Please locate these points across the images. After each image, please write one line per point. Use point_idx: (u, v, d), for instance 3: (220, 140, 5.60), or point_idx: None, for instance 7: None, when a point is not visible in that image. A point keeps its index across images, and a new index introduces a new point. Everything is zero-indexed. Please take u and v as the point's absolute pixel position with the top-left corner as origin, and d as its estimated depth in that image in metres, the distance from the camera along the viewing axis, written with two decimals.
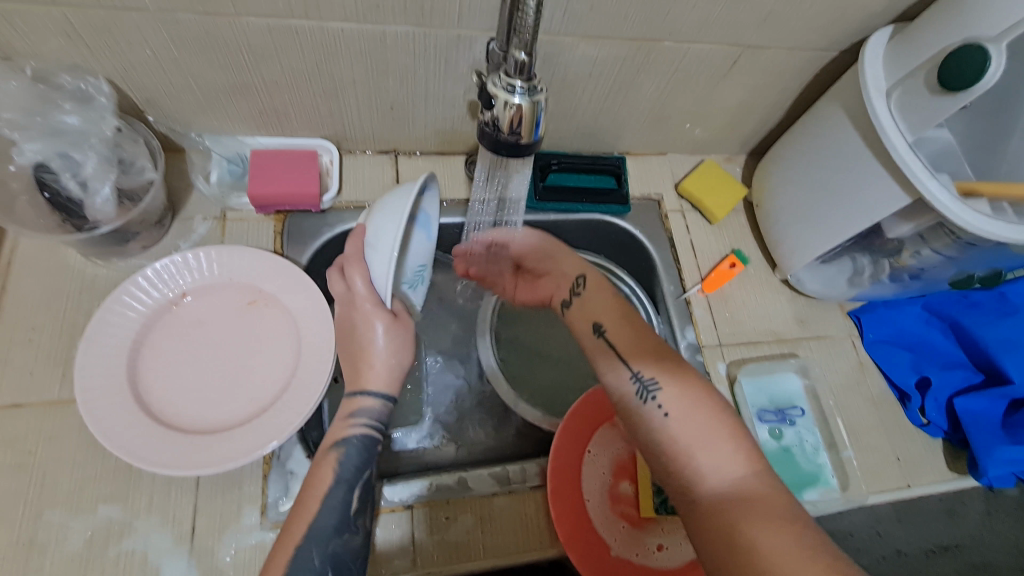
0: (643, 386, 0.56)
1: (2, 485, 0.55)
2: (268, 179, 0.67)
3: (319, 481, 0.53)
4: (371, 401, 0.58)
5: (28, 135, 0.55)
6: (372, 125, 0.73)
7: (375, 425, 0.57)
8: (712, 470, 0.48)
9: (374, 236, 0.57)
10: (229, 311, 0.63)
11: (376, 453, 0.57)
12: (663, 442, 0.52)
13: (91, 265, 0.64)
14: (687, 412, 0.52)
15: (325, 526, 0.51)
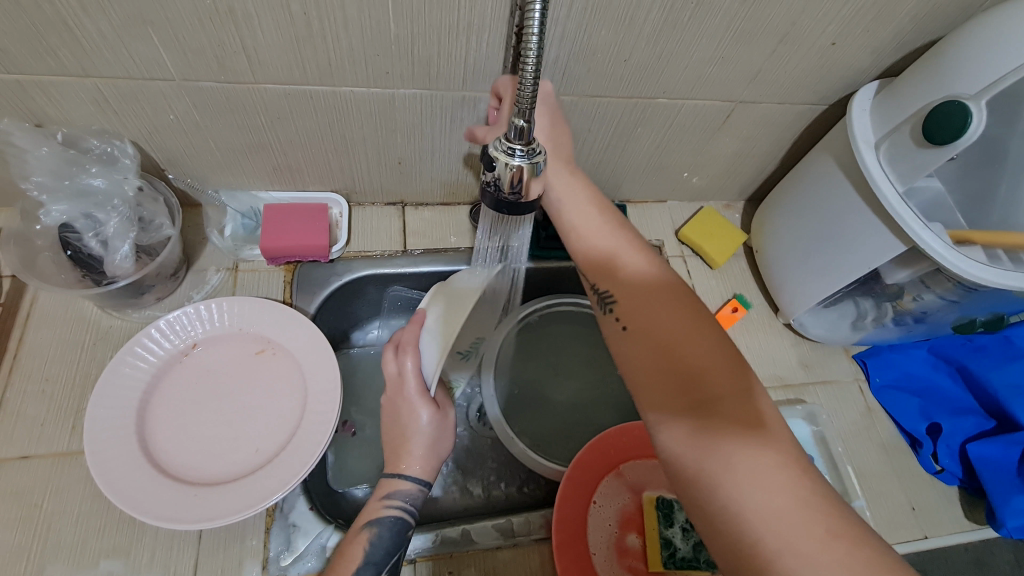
0: (606, 302, 0.56)
1: (6, 538, 0.55)
2: (280, 232, 0.70)
3: (348, 560, 0.53)
4: (407, 484, 0.58)
5: (55, 197, 0.58)
6: (381, 179, 0.76)
7: (411, 512, 0.57)
8: (672, 380, 0.47)
9: (434, 321, 0.63)
10: (238, 360, 0.65)
11: (406, 538, 0.56)
12: (626, 353, 0.53)
13: (107, 316, 0.66)
14: (646, 326, 0.51)
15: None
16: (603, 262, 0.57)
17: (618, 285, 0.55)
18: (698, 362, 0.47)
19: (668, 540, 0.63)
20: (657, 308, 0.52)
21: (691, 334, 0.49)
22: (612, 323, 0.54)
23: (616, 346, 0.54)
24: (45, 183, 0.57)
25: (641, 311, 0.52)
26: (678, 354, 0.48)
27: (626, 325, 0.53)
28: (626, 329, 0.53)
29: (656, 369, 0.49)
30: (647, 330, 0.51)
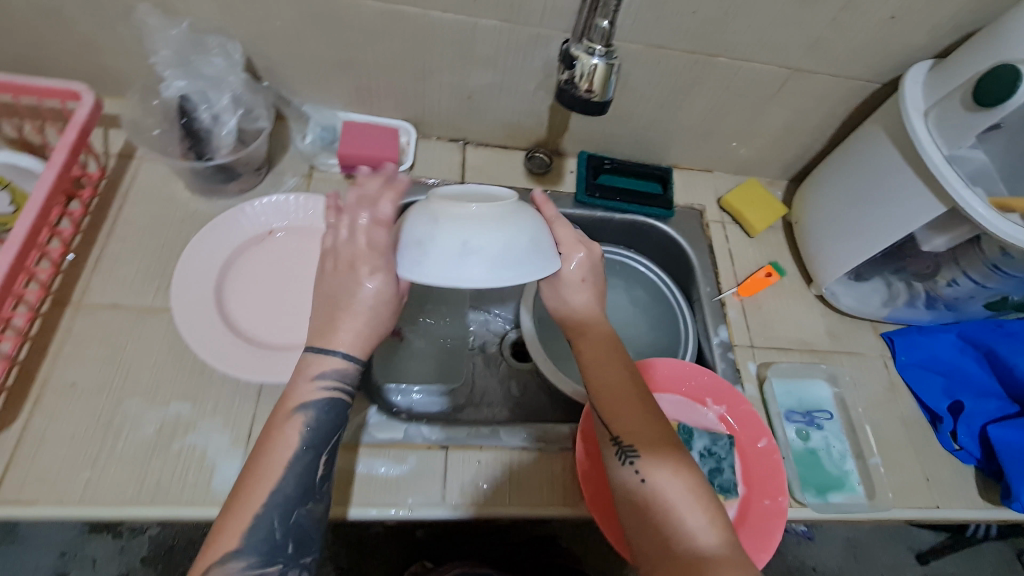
0: (622, 450, 0.53)
1: (94, 370, 0.61)
2: (355, 143, 0.76)
3: (281, 446, 0.50)
4: (336, 361, 0.53)
5: (175, 74, 0.67)
6: (450, 112, 0.82)
7: (345, 392, 0.53)
8: (680, 542, 0.47)
9: (433, 240, 0.53)
10: (307, 252, 0.71)
11: (343, 416, 0.54)
12: (640, 503, 0.50)
13: (194, 200, 0.73)
14: (665, 481, 0.50)
15: (289, 495, 0.49)
16: (622, 406, 0.55)
17: (637, 434, 0.53)
18: (705, 527, 0.48)
19: None
20: (675, 465, 0.51)
21: (702, 502, 0.49)
22: (626, 469, 0.52)
23: (623, 494, 0.52)
24: (170, 58, 0.66)
25: (660, 463, 0.51)
26: (691, 522, 0.48)
27: (643, 477, 0.51)
28: (642, 481, 0.51)
29: (665, 528, 0.48)
30: (664, 486, 0.50)
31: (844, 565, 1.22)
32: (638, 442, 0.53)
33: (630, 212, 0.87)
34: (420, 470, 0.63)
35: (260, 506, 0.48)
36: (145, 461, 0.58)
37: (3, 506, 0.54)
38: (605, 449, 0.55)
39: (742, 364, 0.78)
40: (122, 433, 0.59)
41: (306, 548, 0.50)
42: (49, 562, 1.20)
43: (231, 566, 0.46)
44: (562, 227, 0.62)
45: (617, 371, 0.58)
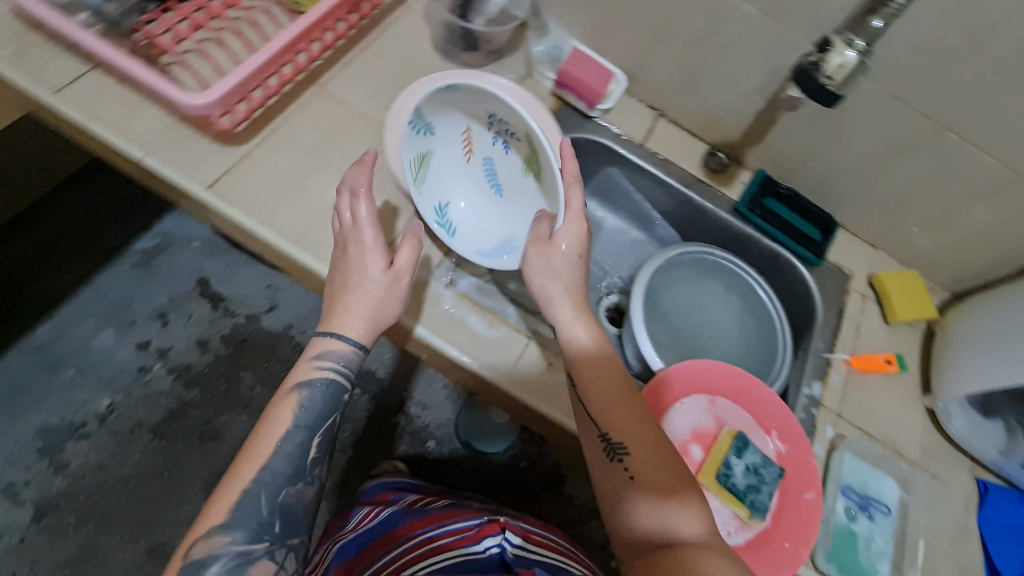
0: (609, 446, 0.56)
1: (310, 138, 0.74)
2: (577, 66, 0.83)
3: (280, 423, 0.59)
4: (341, 345, 0.63)
5: None
6: (664, 79, 0.86)
7: (337, 372, 0.63)
8: (663, 532, 0.50)
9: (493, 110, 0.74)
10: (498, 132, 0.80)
11: (338, 396, 0.63)
12: (625, 500, 0.53)
13: (431, 54, 0.84)
14: (652, 476, 0.53)
15: (278, 472, 0.57)
16: (612, 408, 0.58)
17: (628, 431, 0.56)
18: (691, 525, 0.50)
19: (728, 465, 0.69)
20: (662, 468, 0.54)
21: (688, 501, 0.52)
22: (615, 467, 0.55)
23: (612, 487, 0.54)
24: None
25: (648, 462, 0.54)
26: (677, 515, 0.51)
27: (632, 473, 0.54)
28: (629, 476, 0.54)
29: (647, 525, 0.51)
30: (653, 483, 0.53)
31: None
32: (626, 438, 0.56)
33: (779, 242, 0.88)
34: (501, 340, 0.70)
35: (248, 483, 0.56)
36: (313, 222, 0.69)
37: (213, 194, 0.67)
38: (592, 449, 0.57)
39: (820, 424, 0.76)
40: (310, 192, 0.71)
41: (292, 530, 0.57)
42: (160, 300, 1.49)
43: (217, 539, 0.53)
44: (577, 192, 0.66)
45: (607, 369, 0.61)
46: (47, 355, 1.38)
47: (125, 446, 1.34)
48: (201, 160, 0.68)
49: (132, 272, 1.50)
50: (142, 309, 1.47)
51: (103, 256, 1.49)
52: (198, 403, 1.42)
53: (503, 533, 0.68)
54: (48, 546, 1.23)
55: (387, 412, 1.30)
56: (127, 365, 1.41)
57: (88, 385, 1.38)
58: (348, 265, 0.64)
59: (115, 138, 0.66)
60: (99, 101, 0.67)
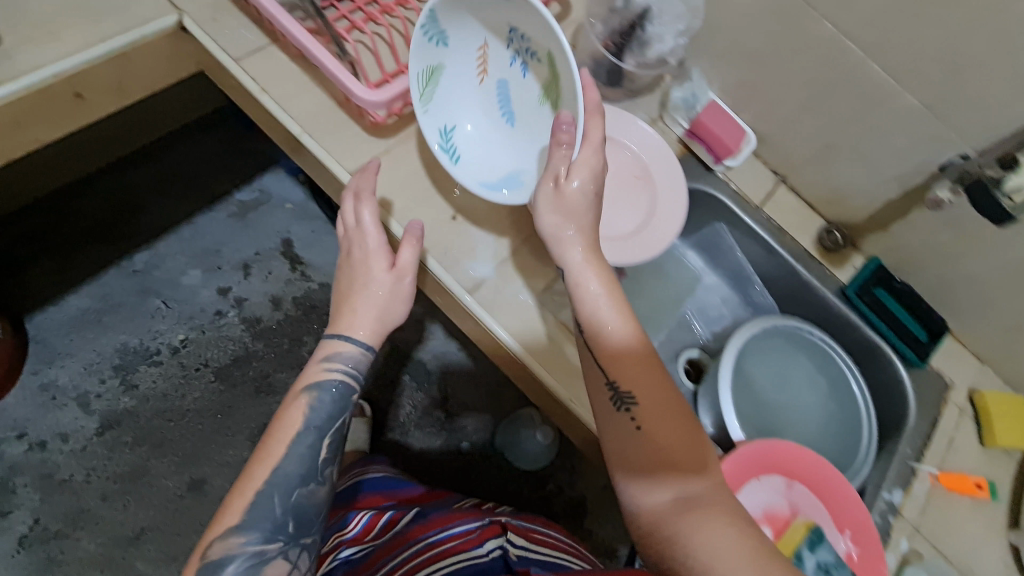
0: (616, 395, 0.57)
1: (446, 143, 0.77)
2: (713, 119, 0.83)
3: (291, 422, 0.62)
4: (349, 347, 0.66)
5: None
6: (797, 149, 0.85)
7: (347, 373, 0.65)
8: (674, 487, 0.52)
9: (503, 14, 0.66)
10: (622, 169, 0.78)
11: (349, 396, 0.65)
12: (632, 447, 0.55)
13: None
14: (656, 427, 0.55)
15: (290, 474, 0.59)
16: (617, 353, 0.58)
17: (634, 380, 0.57)
18: (694, 476, 0.52)
19: (799, 557, 0.67)
20: (668, 419, 0.55)
21: (692, 451, 0.54)
22: (621, 414, 0.56)
23: (620, 437, 0.56)
24: None
25: (655, 412, 0.55)
26: (688, 475, 0.53)
27: (638, 423, 0.55)
28: (635, 425, 0.55)
29: (658, 482, 0.53)
30: (657, 433, 0.55)
31: None
32: (633, 386, 0.56)
33: (881, 335, 0.85)
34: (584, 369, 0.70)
35: (262, 485, 0.58)
36: (438, 227, 0.73)
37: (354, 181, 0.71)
38: (599, 396, 0.58)
39: (896, 536, 0.73)
40: (440, 196, 0.74)
41: (305, 530, 0.59)
42: (248, 252, 1.57)
43: (235, 540, 0.56)
44: (595, 122, 0.60)
45: (622, 314, 0.59)
46: (139, 282, 1.47)
47: (189, 381, 1.42)
48: (349, 146, 0.72)
49: (228, 220, 1.59)
50: (230, 258, 1.55)
51: (205, 201, 1.58)
52: (261, 355, 1.49)
53: (504, 537, 0.74)
54: (106, 458, 1.32)
55: (431, 402, 1.38)
56: (206, 307, 1.50)
57: (169, 317, 1.46)
58: (362, 265, 0.67)
59: (278, 110, 0.71)
60: (271, 75, 0.72)
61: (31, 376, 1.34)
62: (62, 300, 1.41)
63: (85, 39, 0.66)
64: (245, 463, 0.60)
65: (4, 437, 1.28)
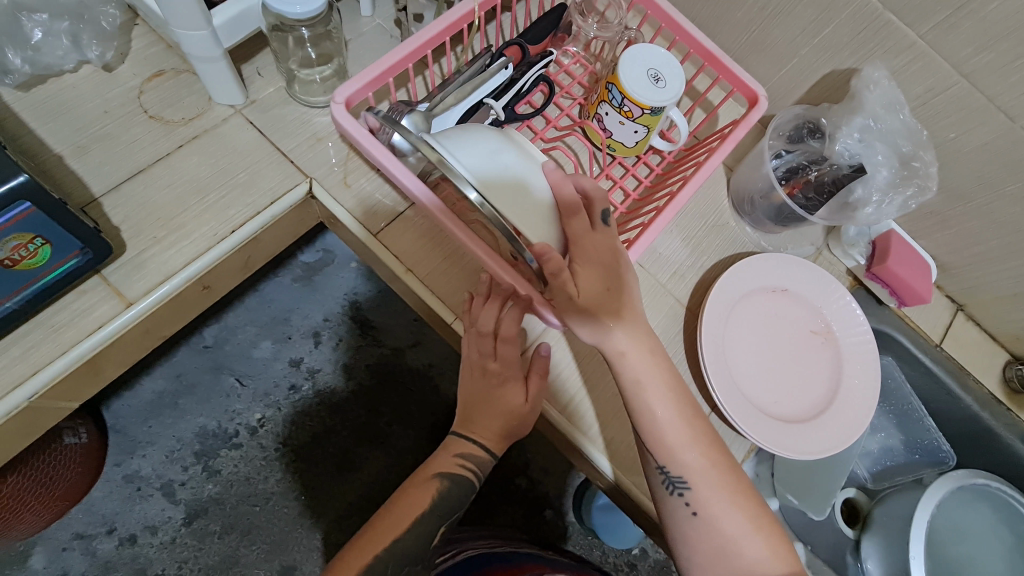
0: (670, 480, 0.55)
1: None
2: (900, 260, 0.72)
3: (417, 502, 0.60)
4: (484, 455, 0.63)
5: (863, 134, 0.64)
6: (990, 286, 0.73)
7: (475, 474, 0.63)
8: (744, 574, 0.52)
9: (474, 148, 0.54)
10: (799, 324, 0.69)
11: (468, 496, 0.63)
12: (689, 534, 0.54)
13: (731, 214, 0.74)
14: (714, 510, 0.54)
15: (407, 552, 0.58)
16: (668, 437, 0.55)
17: (687, 465, 0.55)
18: (760, 557, 0.53)
19: None
20: (729, 505, 0.54)
21: (759, 533, 0.54)
22: (679, 502, 0.55)
23: (674, 521, 0.55)
24: (870, 127, 0.63)
25: (713, 498, 0.54)
26: (752, 557, 0.52)
27: (695, 509, 0.54)
28: (693, 513, 0.54)
29: (721, 566, 0.53)
30: (716, 519, 0.54)
31: None
32: (691, 475, 0.55)
33: None
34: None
35: (380, 554, 0.57)
36: (608, 417, 0.64)
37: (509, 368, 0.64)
38: (651, 480, 0.57)
39: None
40: (607, 376, 0.65)
41: None
42: (316, 319, 1.29)
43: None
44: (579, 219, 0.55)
45: (668, 395, 0.56)
46: (212, 360, 1.24)
47: (271, 465, 1.21)
48: None
49: (295, 285, 1.30)
50: (300, 326, 1.28)
51: (275, 264, 1.29)
52: (339, 431, 1.25)
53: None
54: (196, 551, 1.15)
55: (509, 472, 1.22)
56: (280, 381, 1.25)
57: (245, 396, 1.24)
58: (500, 400, 0.61)
59: (427, 292, 0.62)
60: (416, 250, 0.63)
61: (114, 468, 1.16)
62: (137, 383, 1.20)
63: (213, 233, 0.58)
64: (356, 530, 0.59)
65: (94, 532, 1.13)
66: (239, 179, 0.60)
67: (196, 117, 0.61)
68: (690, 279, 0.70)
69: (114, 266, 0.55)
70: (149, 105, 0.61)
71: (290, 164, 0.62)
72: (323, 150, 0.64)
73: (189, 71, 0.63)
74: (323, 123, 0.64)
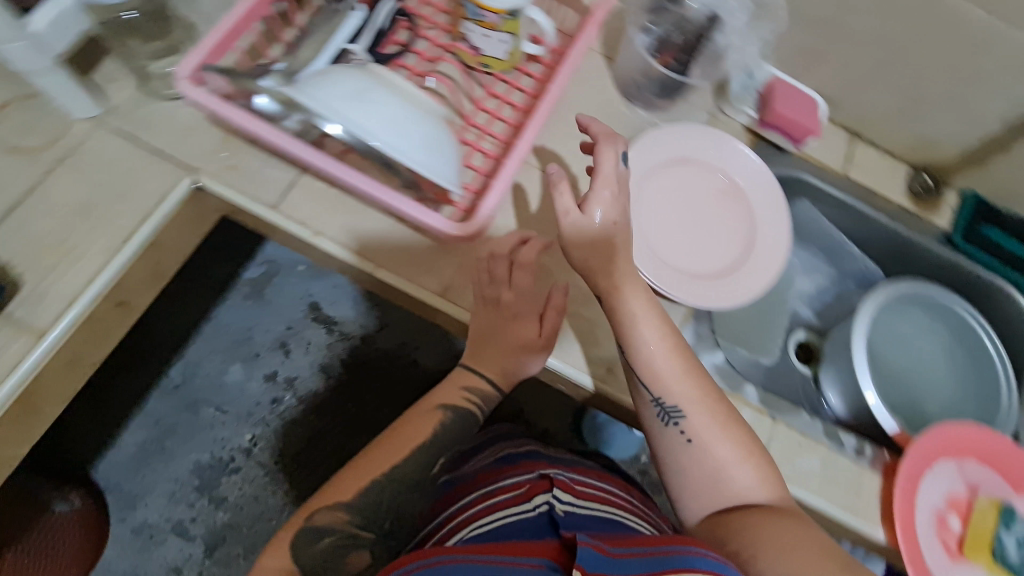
0: (664, 411, 0.57)
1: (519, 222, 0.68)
2: (785, 101, 0.75)
3: (416, 429, 0.62)
4: (487, 387, 0.64)
5: None
6: (873, 107, 0.77)
7: (479, 408, 0.65)
8: (734, 495, 0.54)
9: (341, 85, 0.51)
10: (707, 187, 0.72)
11: (469, 429, 0.65)
12: (683, 460, 0.56)
13: (620, 100, 0.75)
14: (707, 436, 0.56)
15: (405, 479, 0.60)
16: (659, 369, 0.57)
17: (679, 395, 0.57)
18: (747, 480, 0.55)
19: (1000, 542, 0.66)
20: (718, 431, 0.56)
21: (747, 460, 0.56)
22: (673, 431, 0.57)
23: (670, 451, 0.57)
24: None
25: (707, 426, 0.56)
26: (740, 479, 0.55)
27: (690, 437, 0.56)
28: (689, 441, 0.56)
29: (714, 490, 0.55)
30: (710, 445, 0.56)
31: None
32: (684, 404, 0.57)
33: (994, 274, 0.81)
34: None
35: (367, 485, 0.59)
36: None
37: (449, 303, 0.63)
38: (647, 412, 0.58)
39: None
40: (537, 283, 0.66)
41: (391, 534, 0.59)
42: (277, 329, 1.28)
43: (340, 516, 0.57)
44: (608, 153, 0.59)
45: (657, 337, 0.58)
46: (185, 396, 1.22)
47: (276, 480, 1.22)
48: (432, 264, 0.64)
49: (247, 302, 1.27)
50: (263, 338, 1.27)
51: (219, 288, 1.26)
52: (332, 429, 1.26)
53: (554, 490, 0.63)
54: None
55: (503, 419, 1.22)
56: (260, 398, 1.25)
57: (229, 422, 1.22)
58: (516, 335, 0.61)
59: (391, 249, 0.63)
60: (321, 213, 0.63)
61: (120, 525, 1.16)
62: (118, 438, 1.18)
63: (108, 247, 0.57)
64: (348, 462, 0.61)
65: None
66: (121, 188, 0.59)
67: (56, 138, 0.59)
68: (597, 173, 0.72)
69: (16, 303, 0.54)
70: (5, 137, 0.58)
71: (169, 160, 0.61)
72: (198, 138, 0.62)
73: (35, 93, 0.60)
74: (190, 112, 0.63)
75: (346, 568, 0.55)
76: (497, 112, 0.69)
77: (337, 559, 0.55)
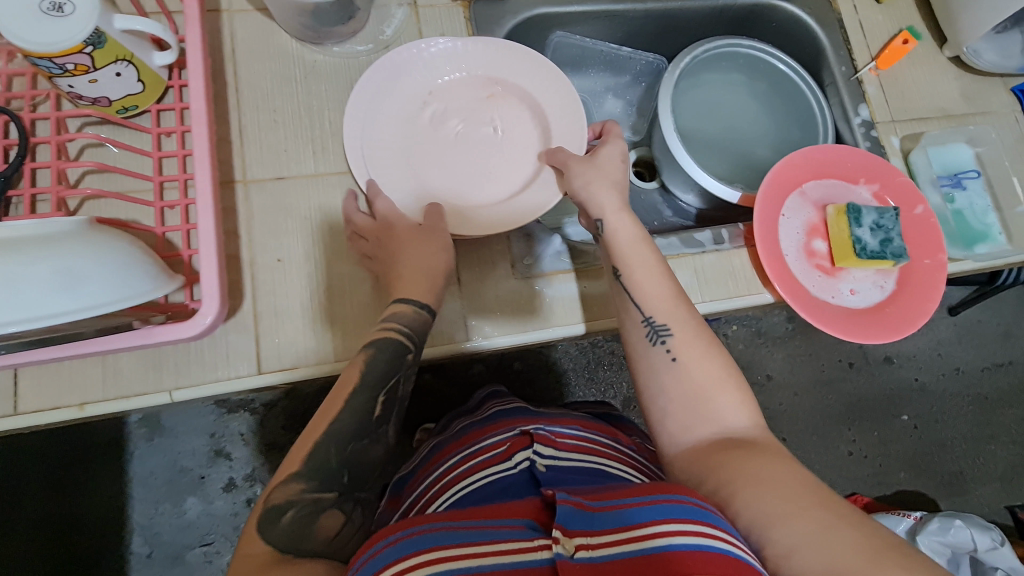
0: (654, 329, 0.52)
1: (291, 245, 0.60)
2: None
3: (346, 377, 0.51)
4: (406, 306, 0.54)
5: None
6: None
7: (406, 336, 0.53)
8: (693, 406, 0.48)
9: None
10: (471, 102, 0.67)
11: (402, 357, 0.53)
12: (666, 381, 0.50)
13: (308, 50, 0.64)
14: (698, 359, 0.50)
15: (347, 426, 0.49)
16: (647, 288, 0.53)
17: (659, 313, 0.52)
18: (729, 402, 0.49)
19: (858, 238, 0.69)
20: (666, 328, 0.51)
21: (715, 370, 0.50)
22: (658, 349, 0.51)
23: (653, 375, 0.51)
24: None
25: (693, 346, 0.51)
26: (706, 390, 0.49)
27: (676, 354, 0.50)
28: (674, 359, 0.50)
29: (698, 411, 0.48)
30: (695, 371, 0.50)
31: (959, 340, 1.28)
32: (673, 325, 0.52)
33: None
34: (603, 295, 0.65)
35: (312, 446, 0.48)
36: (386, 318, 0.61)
37: (271, 375, 0.56)
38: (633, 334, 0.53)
39: (885, 140, 0.78)
40: (349, 295, 0.59)
41: (360, 483, 0.50)
42: (204, 444, 1.00)
43: (295, 487, 0.46)
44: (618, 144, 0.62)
45: (656, 275, 0.54)
46: (161, 560, 0.96)
47: None
48: (225, 352, 0.56)
49: (154, 445, 0.99)
50: (191, 461, 1.00)
51: (106, 452, 0.97)
52: None
53: (535, 445, 0.50)
54: None
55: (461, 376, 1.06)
56: (234, 510, 0.99)
57: (224, 547, 0.98)
58: (405, 241, 0.56)
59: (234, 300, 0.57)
60: (72, 384, 0.53)
61: None
62: None
63: None
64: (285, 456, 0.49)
65: None
66: None
67: None
68: (333, 145, 0.63)
69: None
70: None
71: None
72: None
73: None
74: None
75: (321, 537, 0.45)
76: (182, 147, 0.57)
77: (304, 531, 0.44)
